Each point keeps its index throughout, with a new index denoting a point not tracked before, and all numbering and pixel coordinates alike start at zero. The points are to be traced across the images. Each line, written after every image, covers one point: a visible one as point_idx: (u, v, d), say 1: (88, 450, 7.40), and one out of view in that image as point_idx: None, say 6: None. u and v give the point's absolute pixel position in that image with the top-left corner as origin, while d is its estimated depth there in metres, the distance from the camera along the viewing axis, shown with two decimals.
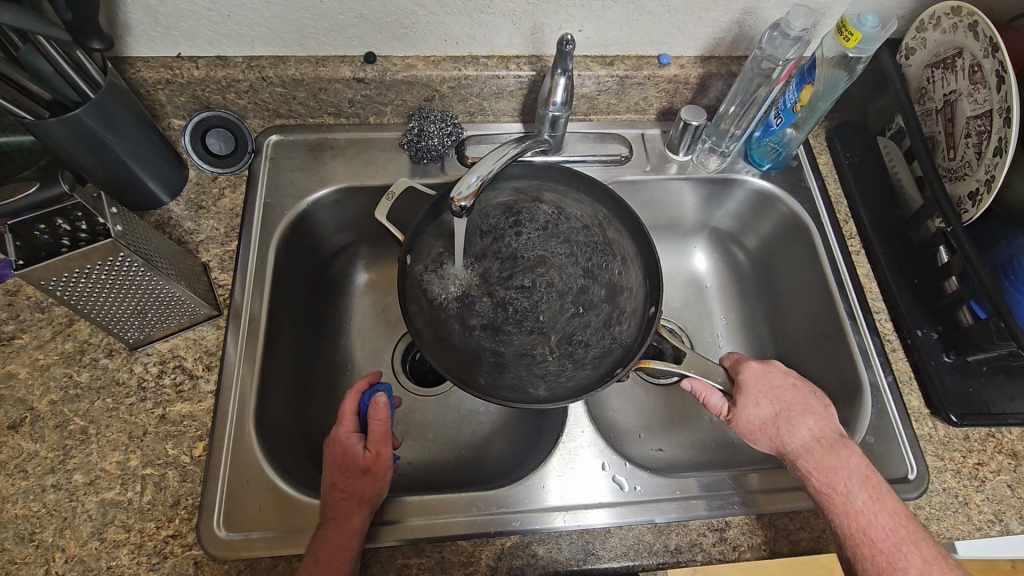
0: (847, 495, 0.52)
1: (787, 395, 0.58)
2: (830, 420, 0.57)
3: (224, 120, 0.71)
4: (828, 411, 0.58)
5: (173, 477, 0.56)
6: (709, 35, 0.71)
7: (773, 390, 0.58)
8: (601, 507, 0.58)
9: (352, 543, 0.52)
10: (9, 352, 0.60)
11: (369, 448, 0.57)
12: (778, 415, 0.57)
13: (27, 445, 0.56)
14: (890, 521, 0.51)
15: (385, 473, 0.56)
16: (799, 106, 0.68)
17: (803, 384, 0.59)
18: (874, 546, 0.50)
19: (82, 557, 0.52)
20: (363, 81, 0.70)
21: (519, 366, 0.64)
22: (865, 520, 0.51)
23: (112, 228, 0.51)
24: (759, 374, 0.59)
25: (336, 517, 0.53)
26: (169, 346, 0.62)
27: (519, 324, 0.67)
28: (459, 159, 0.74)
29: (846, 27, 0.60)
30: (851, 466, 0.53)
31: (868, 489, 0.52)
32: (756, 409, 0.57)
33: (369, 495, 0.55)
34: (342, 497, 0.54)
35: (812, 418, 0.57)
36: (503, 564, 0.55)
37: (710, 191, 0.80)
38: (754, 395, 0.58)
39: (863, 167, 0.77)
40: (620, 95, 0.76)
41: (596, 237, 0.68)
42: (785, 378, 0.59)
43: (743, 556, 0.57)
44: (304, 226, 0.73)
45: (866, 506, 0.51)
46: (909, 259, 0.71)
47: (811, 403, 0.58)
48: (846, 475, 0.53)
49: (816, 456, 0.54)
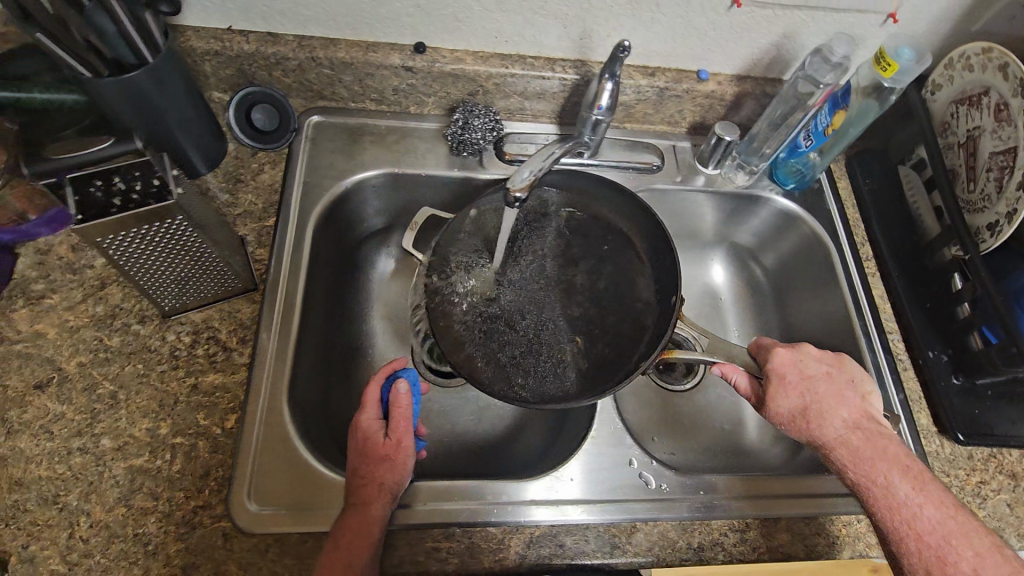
0: (888, 488, 0.54)
1: (819, 385, 0.60)
2: (867, 409, 0.59)
3: (268, 97, 0.70)
4: (865, 400, 0.60)
5: (203, 447, 0.56)
6: (748, 55, 0.74)
7: (805, 380, 0.60)
8: (583, 502, 0.59)
9: (373, 531, 0.52)
10: (38, 311, 0.59)
11: (391, 434, 0.56)
12: (806, 410, 0.59)
13: (53, 406, 0.55)
14: (941, 512, 0.52)
15: (406, 463, 0.56)
16: (830, 129, 0.70)
17: (839, 373, 0.61)
18: (922, 540, 0.51)
19: (108, 523, 0.52)
20: (411, 71, 0.71)
21: (547, 363, 0.65)
22: (908, 513, 0.52)
23: (174, 189, 0.50)
24: (790, 364, 0.61)
25: (358, 502, 0.53)
26: (203, 317, 0.61)
27: (544, 325, 0.68)
28: (497, 154, 0.75)
29: (885, 58, 0.63)
30: (888, 456, 0.55)
31: (910, 480, 0.54)
32: (786, 400, 0.60)
33: (393, 485, 0.54)
34: (363, 483, 0.54)
35: (847, 408, 0.59)
36: (532, 552, 0.56)
37: (734, 204, 0.83)
38: (785, 386, 0.60)
39: (881, 194, 0.80)
40: (657, 106, 0.78)
41: (623, 244, 0.72)
42: (820, 368, 0.61)
43: (762, 557, 0.58)
44: (340, 207, 0.73)
45: (912, 497, 0.53)
46: (922, 284, 0.74)
47: (846, 393, 0.60)
48: (885, 466, 0.55)
49: (852, 446, 0.56)
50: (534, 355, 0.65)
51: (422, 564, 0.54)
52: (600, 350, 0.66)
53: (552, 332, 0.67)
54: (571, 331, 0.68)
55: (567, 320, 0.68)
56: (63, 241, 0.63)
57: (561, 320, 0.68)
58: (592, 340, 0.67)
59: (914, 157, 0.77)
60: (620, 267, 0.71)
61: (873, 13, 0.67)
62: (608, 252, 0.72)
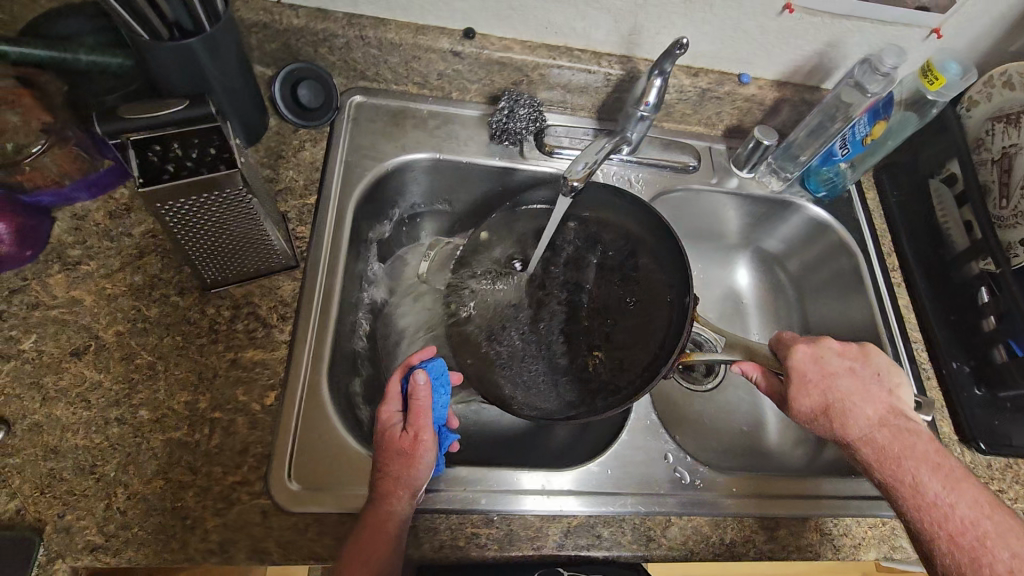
0: (918, 488, 0.54)
1: (843, 383, 0.60)
2: (893, 404, 0.60)
3: (310, 71, 0.69)
4: (892, 395, 0.60)
5: (242, 423, 0.55)
6: (792, 61, 0.74)
7: (826, 377, 0.61)
8: (579, 493, 0.59)
9: (390, 527, 0.50)
10: (74, 277, 0.58)
11: (409, 428, 0.53)
12: (830, 409, 0.59)
13: (91, 374, 0.54)
14: (972, 511, 0.52)
15: (425, 458, 0.52)
16: (868, 139, 0.71)
17: (863, 368, 0.62)
18: (953, 541, 0.52)
19: (145, 495, 0.51)
20: (459, 56, 0.70)
21: (572, 371, 0.67)
22: (939, 513, 0.53)
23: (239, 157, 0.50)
24: (810, 361, 0.62)
25: (382, 493, 0.51)
26: (243, 292, 0.60)
27: (567, 332, 0.70)
28: (538, 145, 0.75)
29: (931, 71, 0.64)
30: (917, 455, 0.55)
31: (942, 479, 0.54)
32: (807, 398, 0.60)
33: (410, 479, 0.52)
34: (382, 476, 0.52)
35: (873, 405, 0.59)
36: (569, 542, 0.56)
37: (765, 208, 0.84)
38: (807, 385, 0.61)
39: (909, 206, 0.80)
40: (697, 107, 0.79)
41: (631, 244, 0.72)
42: (843, 365, 0.61)
43: (791, 555, 0.59)
44: (379, 189, 0.72)
45: (942, 497, 0.53)
46: (947, 297, 0.74)
47: (870, 389, 0.60)
48: (914, 465, 0.55)
49: (879, 444, 0.57)
50: (558, 363, 0.68)
51: (462, 548, 0.54)
52: (621, 355, 0.67)
53: (575, 340, 0.69)
54: (592, 343, 0.69)
55: (590, 327, 0.70)
56: (101, 207, 0.61)
57: (583, 328, 0.70)
58: (614, 347, 0.69)
59: (945, 171, 0.76)
60: (640, 268, 0.71)
61: (919, 27, 0.68)
62: (629, 254, 0.72)
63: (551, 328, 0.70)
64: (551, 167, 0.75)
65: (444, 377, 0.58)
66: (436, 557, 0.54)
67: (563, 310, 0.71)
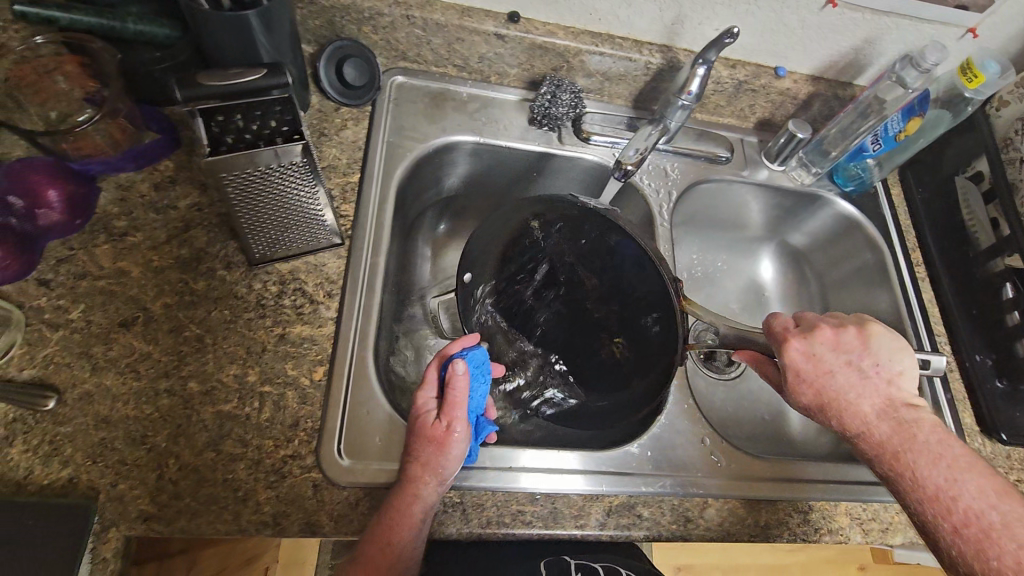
0: (919, 480, 0.49)
1: (838, 379, 0.52)
2: (893, 395, 0.51)
3: (357, 50, 0.68)
4: (891, 385, 0.51)
5: (292, 398, 0.55)
6: (828, 57, 0.75)
7: (821, 373, 0.52)
8: (593, 473, 0.58)
9: (417, 509, 0.51)
10: (121, 249, 0.57)
11: (442, 420, 0.53)
12: (825, 407, 0.52)
13: (140, 345, 0.54)
14: (979, 501, 0.46)
15: (456, 447, 0.52)
16: (902, 135, 0.73)
17: (862, 358, 0.52)
18: (958, 534, 0.47)
19: (197, 467, 0.51)
20: (502, 39, 0.70)
21: (603, 367, 0.65)
22: (942, 506, 0.47)
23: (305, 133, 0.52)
24: (801, 355, 0.53)
25: (407, 478, 0.51)
26: (289, 268, 0.60)
27: (585, 331, 0.66)
28: (575, 131, 0.76)
29: (971, 69, 0.67)
30: (920, 448, 0.49)
31: (945, 470, 0.48)
32: (801, 395, 0.53)
33: (439, 468, 0.51)
34: (409, 461, 0.52)
35: (870, 398, 0.51)
36: (611, 521, 0.57)
37: (793, 202, 0.85)
38: (801, 382, 0.53)
39: (934, 203, 0.81)
40: (731, 98, 0.80)
41: (595, 223, 0.63)
42: (838, 358, 0.52)
43: (823, 538, 0.61)
44: (419, 171, 0.72)
45: (944, 488, 0.48)
46: (969, 293, 0.76)
47: (868, 380, 0.51)
48: (916, 458, 0.49)
49: (877, 439, 0.51)
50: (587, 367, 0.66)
51: (508, 525, 0.55)
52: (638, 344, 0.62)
53: (595, 335, 0.65)
54: (612, 329, 0.64)
55: (604, 318, 0.65)
56: (145, 178, 0.61)
57: (598, 323, 0.65)
58: (629, 332, 0.63)
59: (972, 169, 0.77)
60: (613, 250, 0.63)
61: (957, 26, 0.69)
62: (598, 237, 0.64)
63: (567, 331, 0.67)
64: (587, 154, 0.76)
65: (485, 366, 0.57)
66: (483, 533, 0.55)
67: (570, 309, 0.67)
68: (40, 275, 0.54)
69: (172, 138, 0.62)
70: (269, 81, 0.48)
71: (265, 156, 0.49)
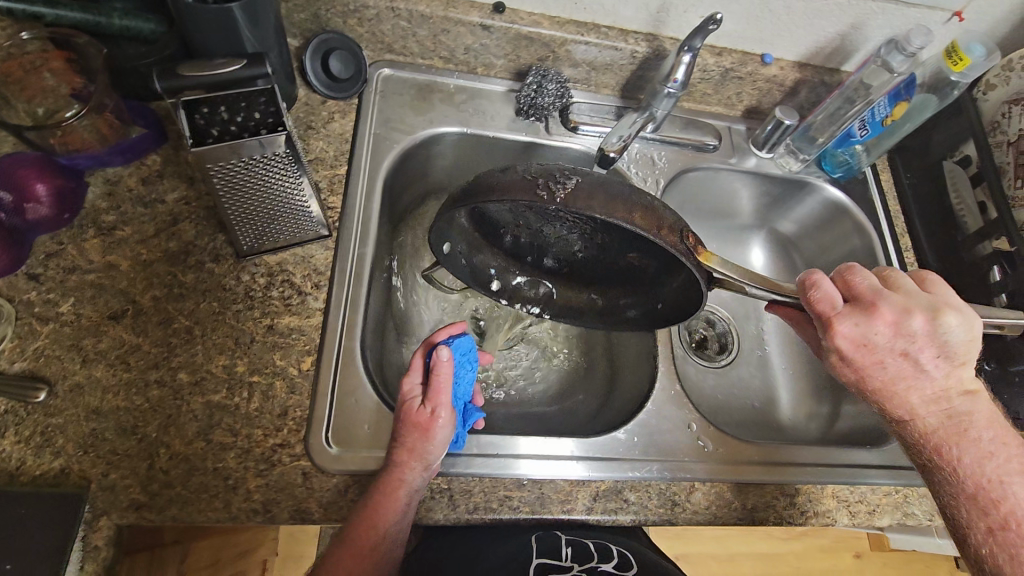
0: (965, 477, 0.49)
1: (890, 368, 0.51)
2: (950, 385, 0.51)
3: (343, 42, 0.68)
4: (949, 377, 0.51)
5: (280, 387, 0.56)
6: (814, 43, 0.75)
7: (872, 359, 0.51)
8: (587, 459, 0.59)
9: (402, 494, 0.51)
10: (110, 242, 0.58)
11: (428, 404, 0.53)
12: (870, 393, 0.52)
13: (129, 337, 0.54)
14: (1021, 505, 0.47)
15: (439, 432, 0.53)
16: (889, 120, 0.73)
17: (920, 348, 0.50)
18: (995, 535, 0.47)
19: (187, 456, 0.52)
20: (488, 30, 0.71)
21: (629, 274, 0.62)
22: (984, 506, 0.48)
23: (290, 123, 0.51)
24: (856, 343, 0.51)
25: (392, 465, 0.52)
26: (277, 260, 0.61)
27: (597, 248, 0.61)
28: (562, 121, 0.76)
29: (957, 52, 0.66)
30: (969, 446, 0.49)
31: (996, 470, 0.48)
32: (846, 375, 0.53)
33: (424, 453, 0.52)
34: (396, 446, 0.52)
35: (923, 389, 0.51)
36: (598, 505, 0.58)
37: (783, 188, 0.85)
38: (850, 365, 0.52)
39: (921, 188, 0.82)
40: (718, 86, 0.80)
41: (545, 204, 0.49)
42: (892, 345, 0.50)
43: (809, 520, 0.62)
44: (407, 162, 0.72)
45: (986, 488, 0.48)
46: (957, 276, 0.76)
47: (924, 372, 0.51)
48: (965, 454, 0.49)
49: (922, 427, 0.51)
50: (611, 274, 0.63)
51: (495, 510, 0.56)
52: (658, 259, 0.57)
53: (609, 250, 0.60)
54: (621, 248, 0.59)
55: (611, 239, 0.59)
56: (133, 173, 0.61)
57: (609, 244, 0.59)
58: (643, 249, 0.57)
59: (959, 153, 0.77)
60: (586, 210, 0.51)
61: (943, 10, 0.69)
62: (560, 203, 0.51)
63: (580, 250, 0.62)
64: (575, 143, 0.76)
65: (472, 354, 0.59)
66: (471, 518, 0.55)
67: (571, 236, 0.61)
68: (29, 270, 0.55)
69: (158, 133, 0.62)
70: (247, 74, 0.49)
71: (249, 146, 0.48)
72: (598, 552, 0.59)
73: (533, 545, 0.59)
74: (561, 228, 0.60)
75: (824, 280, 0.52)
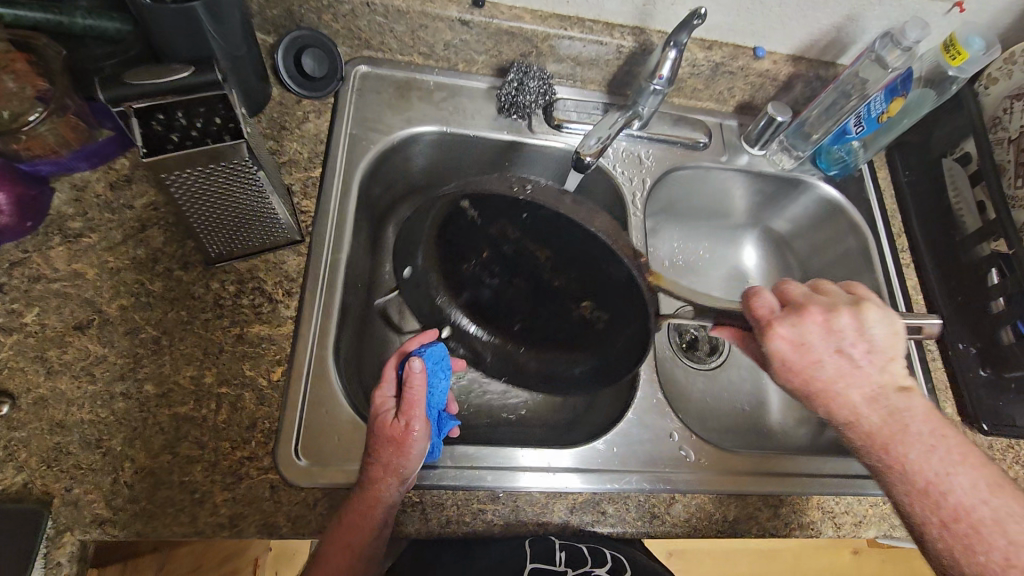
0: (911, 473, 0.47)
1: (828, 369, 0.48)
2: (887, 381, 0.48)
3: (317, 40, 0.67)
4: (884, 372, 0.48)
5: (249, 399, 0.55)
6: (807, 36, 0.72)
7: (809, 361, 0.49)
8: (584, 472, 0.58)
9: (378, 511, 0.50)
10: (76, 250, 0.57)
11: (401, 418, 0.52)
12: (812, 397, 0.50)
13: (95, 348, 0.53)
14: (969, 496, 0.45)
15: (415, 445, 0.51)
16: (885, 117, 0.69)
17: (853, 345, 0.49)
18: (947, 528, 0.45)
19: (152, 469, 0.51)
20: (467, 25, 0.68)
21: (576, 326, 0.63)
22: (933, 500, 0.46)
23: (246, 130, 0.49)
24: (791, 345, 0.49)
25: (366, 482, 0.51)
26: (248, 267, 0.59)
27: (549, 297, 0.63)
28: (546, 120, 0.73)
29: (953, 45, 0.63)
30: (913, 439, 0.47)
31: (939, 463, 0.46)
32: (786, 381, 0.50)
33: (399, 467, 0.51)
34: (370, 463, 0.51)
35: (861, 386, 0.48)
36: (575, 518, 0.57)
37: (776, 186, 0.82)
38: (788, 370, 0.49)
39: (919, 186, 0.79)
40: (708, 82, 0.77)
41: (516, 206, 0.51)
42: (827, 345, 0.49)
43: (793, 533, 0.60)
44: (385, 163, 0.70)
45: (935, 482, 0.46)
46: (954, 278, 0.74)
47: (859, 369, 0.48)
48: (908, 449, 0.47)
49: (866, 429, 0.48)
50: (561, 325, 0.65)
51: (469, 523, 0.55)
52: (610, 309, 0.58)
53: (560, 298, 0.62)
54: (576, 295, 0.60)
55: (563, 286, 0.60)
56: (100, 177, 0.60)
57: (561, 290, 0.61)
58: (594, 296, 0.58)
59: (959, 150, 0.74)
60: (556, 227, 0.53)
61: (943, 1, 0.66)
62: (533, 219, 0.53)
63: (531, 297, 0.64)
64: (559, 142, 0.73)
65: (445, 362, 0.58)
66: (442, 532, 0.55)
67: (526, 279, 0.62)
68: None
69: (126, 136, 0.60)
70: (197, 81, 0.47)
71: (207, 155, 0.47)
72: (591, 556, 0.56)
73: (527, 548, 0.55)
74: (517, 268, 0.62)
75: (763, 291, 0.51)
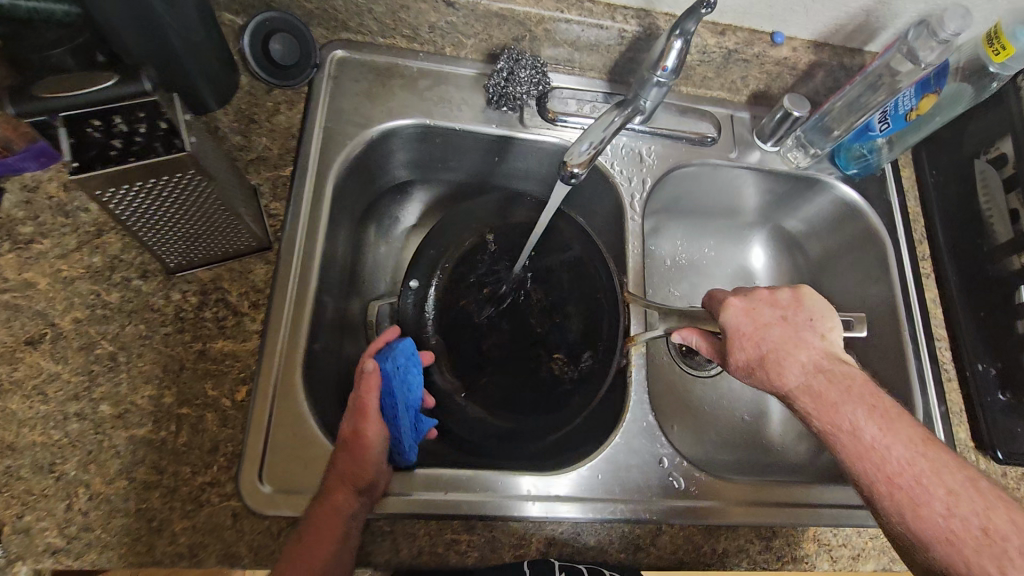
0: (854, 430, 0.44)
1: (774, 332, 0.49)
2: (828, 349, 0.49)
3: (288, 25, 0.62)
4: (825, 340, 0.49)
5: (212, 420, 0.52)
6: (832, 20, 0.65)
7: (759, 328, 0.50)
8: (568, 499, 0.55)
9: (336, 526, 0.47)
10: (27, 258, 0.53)
11: (358, 419, 0.52)
12: (761, 364, 0.49)
13: (47, 365, 0.50)
14: (910, 451, 0.43)
15: (376, 448, 0.51)
16: (914, 114, 0.62)
17: (796, 313, 0.50)
18: (891, 484, 0.43)
19: (107, 496, 0.48)
20: (453, 7, 0.62)
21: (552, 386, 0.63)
22: (876, 456, 0.43)
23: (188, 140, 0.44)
24: (741, 313, 0.51)
25: (323, 495, 0.48)
26: (211, 276, 0.55)
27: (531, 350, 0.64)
28: (539, 112, 0.67)
29: (998, 38, 0.56)
30: (856, 395, 0.45)
31: (879, 419, 0.44)
32: (740, 353, 0.50)
33: (360, 476, 0.49)
34: (330, 472, 0.50)
35: (806, 349, 0.48)
36: (554, 551, 0.54)
37: (789, 185, 0.76)
38: (739, 338, 0.51)
39: (948, 188, 0.72)
40: (720, 69, 0.70)
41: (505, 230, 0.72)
42: (773, 313, 0.50)
43: (785, 566, 0.57)
44: (363, 159, 0.65)
45: (879, 439, 0.44)
46: (981, 291, 0.68)
47: (802, 334, 0.49)
48: (851, 404, 0.45)
49: (813, 391, 0.47)
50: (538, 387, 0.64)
51: (442, 555, 0.52)
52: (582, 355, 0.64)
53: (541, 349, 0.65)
54: (552, 346, 0.65)
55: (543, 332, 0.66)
56: (53, 177, 0.56)
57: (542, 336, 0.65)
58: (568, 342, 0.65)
59: (994, 151, 0.67)
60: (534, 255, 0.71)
61: None
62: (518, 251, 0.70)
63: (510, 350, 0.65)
64: (552, 136, 0.67)
65: (416, 357, 0.59)
66: (413, 563, 0.52)
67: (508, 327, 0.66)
68: None
69: None
70: (126, 88, 0.42)
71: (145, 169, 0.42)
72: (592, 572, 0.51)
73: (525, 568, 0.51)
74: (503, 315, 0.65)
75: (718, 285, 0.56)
